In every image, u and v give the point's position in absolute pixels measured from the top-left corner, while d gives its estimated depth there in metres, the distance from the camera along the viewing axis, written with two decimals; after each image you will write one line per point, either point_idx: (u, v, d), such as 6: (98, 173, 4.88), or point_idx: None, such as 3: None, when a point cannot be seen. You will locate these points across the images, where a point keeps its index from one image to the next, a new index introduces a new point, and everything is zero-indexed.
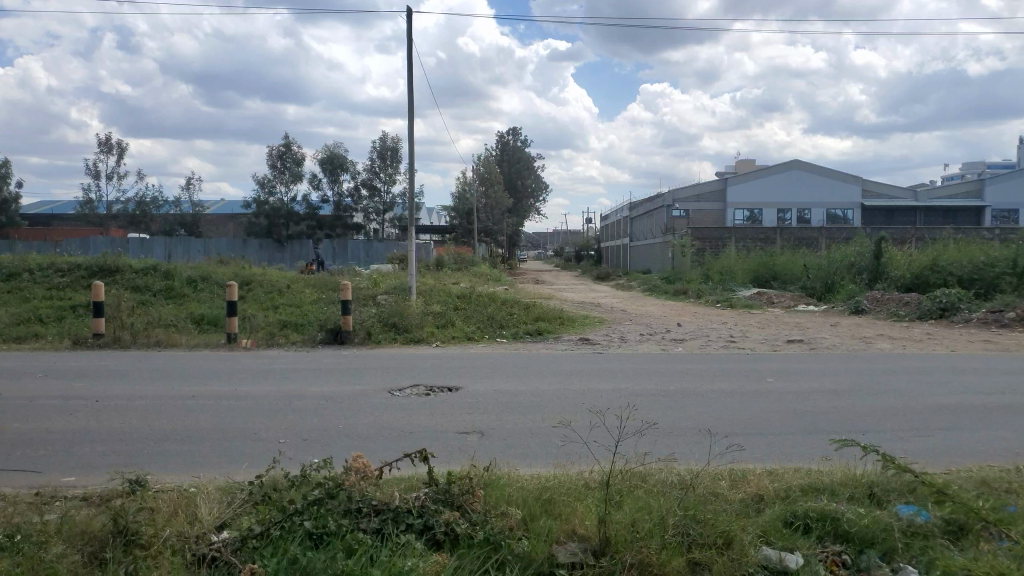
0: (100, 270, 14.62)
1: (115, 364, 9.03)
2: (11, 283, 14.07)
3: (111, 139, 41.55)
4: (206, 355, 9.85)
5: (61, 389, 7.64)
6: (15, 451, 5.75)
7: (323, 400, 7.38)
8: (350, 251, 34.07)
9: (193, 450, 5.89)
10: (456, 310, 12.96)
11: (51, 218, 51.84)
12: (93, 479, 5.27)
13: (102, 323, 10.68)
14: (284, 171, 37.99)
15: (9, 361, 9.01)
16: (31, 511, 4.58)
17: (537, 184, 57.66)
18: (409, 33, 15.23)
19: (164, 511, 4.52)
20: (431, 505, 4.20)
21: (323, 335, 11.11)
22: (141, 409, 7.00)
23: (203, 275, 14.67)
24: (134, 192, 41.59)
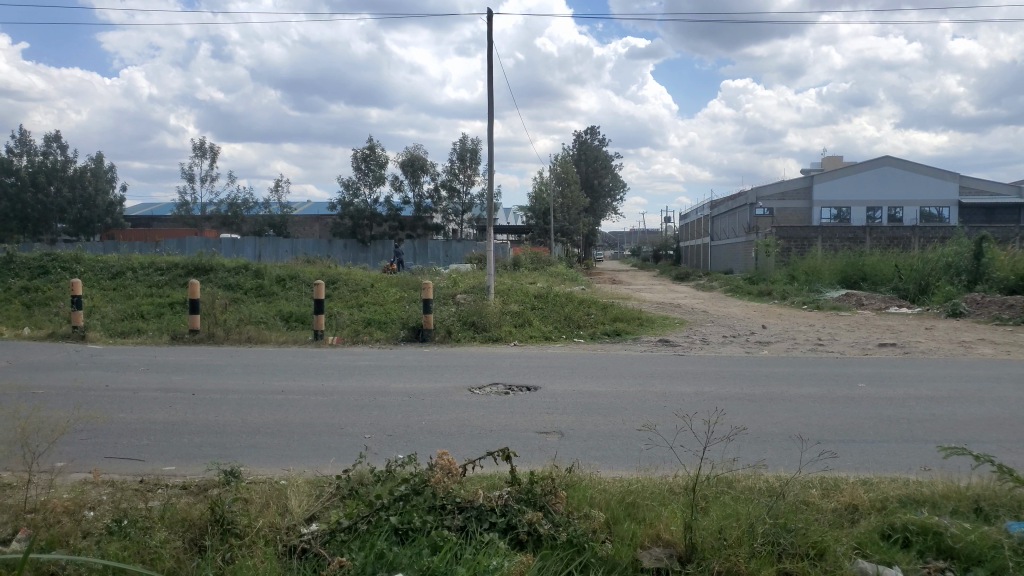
0: (195, 269, 15.31)
1: (210, 359, 9.44)
2: (116, 281, 14.89)
3: (205, 143, 43.59)
4: (294, 351, 10.18)
5: (162, 382, 8.04)
6: (121, 440, 6.08)
7: (406, 397, 7.52)
8: (429, 252, 34.81)
9: (283, 443, 6.10)
10: (534, 310, 12.97)
11: (151, 220, 54.65)
12: (192, 468, 5.53)
13: (198, 320, 11.15)
14: (367, 174, 38.91)
15: (116, 355, 9.56)
16: (136, 498, 4.84)
17: (615, 183, 57.21)
18: (490, 35, 15.32)
19: (257, 502, 4.72)
20: (514, 505, 4.23)
21: (405, 333, 11.31)
22: (234, 403, 7.31)
23: (291, 275, 15.18)
24: (226, 194, 43.48)
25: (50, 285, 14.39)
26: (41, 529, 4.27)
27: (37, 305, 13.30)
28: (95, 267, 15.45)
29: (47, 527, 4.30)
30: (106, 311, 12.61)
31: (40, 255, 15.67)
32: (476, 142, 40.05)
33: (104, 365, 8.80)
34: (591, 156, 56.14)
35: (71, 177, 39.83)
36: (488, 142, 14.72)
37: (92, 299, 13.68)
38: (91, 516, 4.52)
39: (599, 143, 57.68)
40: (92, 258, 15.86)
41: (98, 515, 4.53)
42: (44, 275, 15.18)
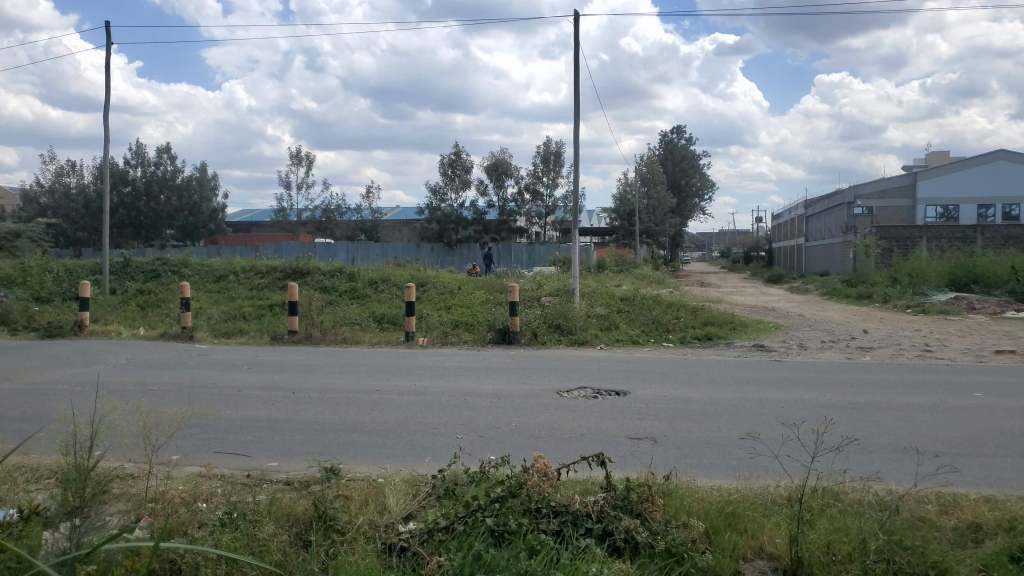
0: (293, 272, 15.91)
1: (308, 359, 9.80)
2: (220, 284, 15.64)
3: (300, 151, 45.34)
4: (386, 352, 10.44)
5: (264, 380, 8.40)
6: (228, 435, 6.38)
7: (497, 398, 7.57)
8: (514, 254, 35.11)
9: (381, 442, 6.25)
10: (621, 313, 12.83)
11: (250, 226, 57.15)
12: (294, 465, 5.73)
13: (296, 321, 11.57)
14: (454, 179, 39.48)
15: (222, 354, 10.05)
16: (244, 492, 5.06)
17: (703, 183, 56.07)
18: (576, 37, 15.29)
19: (357, 500, 4.86)
20: (611, 511, 4.19)
21: (493, 335, 11.39)
22: (332, 401, 7.54)
23: (382, 278, 15.57)
24: (320, 201, 45.09)
25: (161, 288, 15.26)
26: (160, 518, 4.52)
27: (149, 306, 14.13)
28: (202, 270, 16.28)
29: (166, 516, 4.55)
30: (211, 312, 13.27)
31: (153, 260, 16.66)
32: (561, 145, 39.98)
33: (211, 363, 9.26)
34: (678, 155, 55.18)
35: (179, 186, 42.08)
36: (573, 144, 14.66)
37: (199, 301, 14.42)
38: (205, 508, 4.75)
39: (686, 143, 56.70)
40: (198, 262, 16.71)
41: (210, 507, 4.76)
42: (156, 278, 16.12)
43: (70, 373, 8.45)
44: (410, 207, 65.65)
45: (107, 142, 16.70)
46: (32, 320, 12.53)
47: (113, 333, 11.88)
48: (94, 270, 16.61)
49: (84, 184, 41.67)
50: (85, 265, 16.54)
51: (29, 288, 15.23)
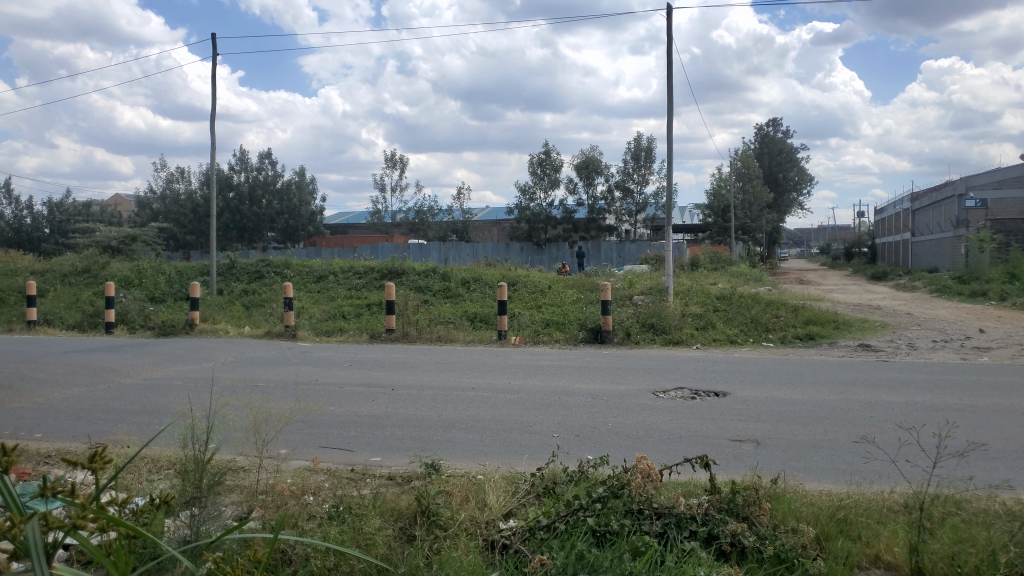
0: (389, 273, 16.32)
1: (406, 357, 10.03)
2: (320, 284, 16.21)
3: (393, 155, 46.52)
4: (481, 350, 10.58)
5: (365, 377, 8.65)
6: (333, 430, 6.62)
7: (592, 398, 7.55)
8: (603, 253, 34.93)
9: (478, 439, 6.34)
10: (717, 312, 12.55)
11: (346, 228, 59.02)
12: (396, 460, 5.88)
13: (393, 320, 11.86)
14: (543, 178, 39.58)
15: (324, 352, 10.40)
16: (350, 486, 5.23)
17: (801, 177, 54.13)
18: (670, 29, 15.05)
19: (458, 496, 4.95)
20: (716, 514, 4.11)
21: (585, 334, 11.35)
22: (429, 398, 7.70)
23: (474, 277, 15.79)
24: (412, 203, 46.10)
25: (264, 288, 15.94)
26: (272, 510, 4.71)
27: (254, 306, 14.79)
28: (303, 271, 16.91)
29: (277, 508, 4.74)
30: (313, 311, 13.76)
31: (257, 261, 17.44)
32: (651, 141, 39.43)
33: (314, 361, 9.62)
34: (775, 149, 53.48)
35: (279, 190, 43.85)
36: (667, 139, 14.42)
37: (300, 301, 15.00)
38: (313, 501, 4.94)
39: (783, 135, 54.88)
40: (299, 263, 17.37)
41: (317, 501, 4.94)
42: (260, 279, 16.85)
43: (184, 369, 8.93)
44: (500, 209, 66.33)
45: (215, 149, 17.59)
46: (148, 319, 13.32)
47: (223, 332, 12.49)
48: (203, 271, 17.50)
49: (193, 190, 44.01)
50: (195, 266, 17.45)
51: (145, 289, 16.21)
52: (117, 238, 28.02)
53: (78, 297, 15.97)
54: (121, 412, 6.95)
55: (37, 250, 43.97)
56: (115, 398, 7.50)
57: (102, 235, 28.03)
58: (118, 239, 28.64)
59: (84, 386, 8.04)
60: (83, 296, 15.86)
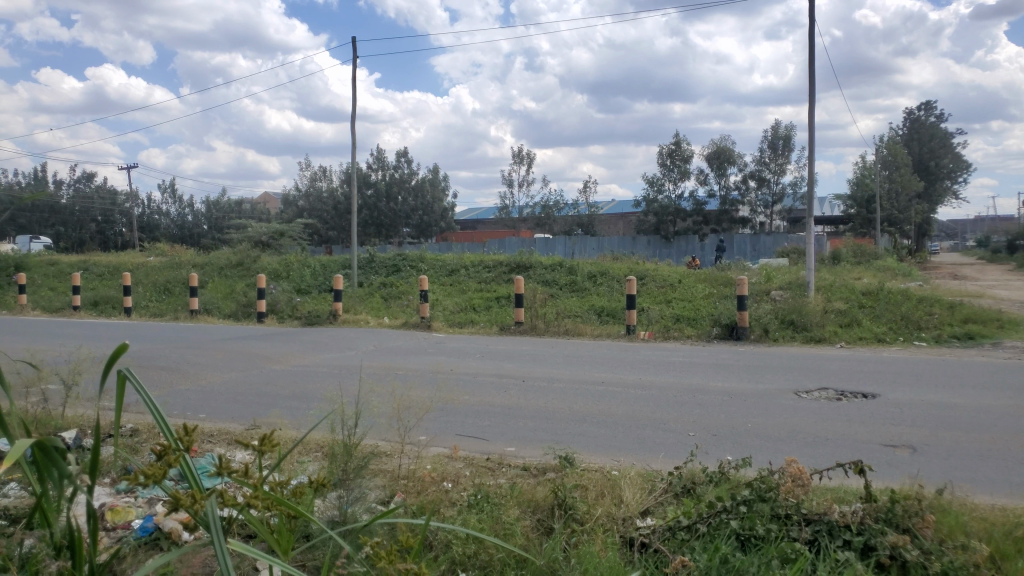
0: (517, 266, 16.52)
1: (536, 350, 10.10)
2: (451, 277, 16.62)
3: (521, 150, 47.04)
4: (611, 345, 10.50)
5: (497, 369, 8.78)
6: (467, 419, 6.77)
7: (727, 396, 7.32)
8: (737, 245, 33.91)
9: (611, 434, 6.29)
10: (864, 308, 11.82)
11: (475, 223, 60.28)
12: (530, 451, 5.93)
13: (521, 313, 12.01)
14: (673, 169, 38.76)
15: (457, 343, 10.67)
16: (486, 475, 5.33)
17: (957, 163, 50.13)
18: (812, 11, 14.34)
19: (593, 490, 4.93)
20: (874, 524, 3.88)
21: (719, 330, 11.03)
22: (560, 391, 7.72)
23: (602, 271, 15.69)
24: (540, 197, 46.43)
25: (400, 281, 16.54)
26: (413, 495, 4.87)
27: (391, 298, 15.38)
28: (436, 265, 17.40)
29: (418, 493, 4.91)
30: (445, 304, 14.13)
31: (393, 255, 18.14)
32: (790, 129, 37.78)
33: (448, 351, 9.88)
34: (926, 134, 49.80)
35: (414, 187, 45.44)
36: (809, 127, 13.73)
37: (433, 293, 15.45)
38: (452, 488, 5.08)
39: (936, 119, 51.00)
40: (431, 257, 17.88)
41: (456, 488, 5.08)
42: (395, 272, 17.51)
43: (328, 358, 9.40)
44: (628, 202, 65.73)
45: (355, 148, 18.42)
46: (294, 310, 14.17)
47: (362, 322, 13.08)
48: (344, 265, 18.37)
49: (333, 187, 46.36)
50: (336, 260, 18.34)
51: (292, 281, 17.22)
52: (267, 234, 30.04)
53: (233, 288, 17.22)
54: (272, 396, 7.44)
55: (198, 245, 47.83)
56: (267, 382, 8.03)
57: (255, 230, 30.06)
58: (268, 234, 30.65)
59: (241, 371, 8.65)
60: (238, 287, 17.08)
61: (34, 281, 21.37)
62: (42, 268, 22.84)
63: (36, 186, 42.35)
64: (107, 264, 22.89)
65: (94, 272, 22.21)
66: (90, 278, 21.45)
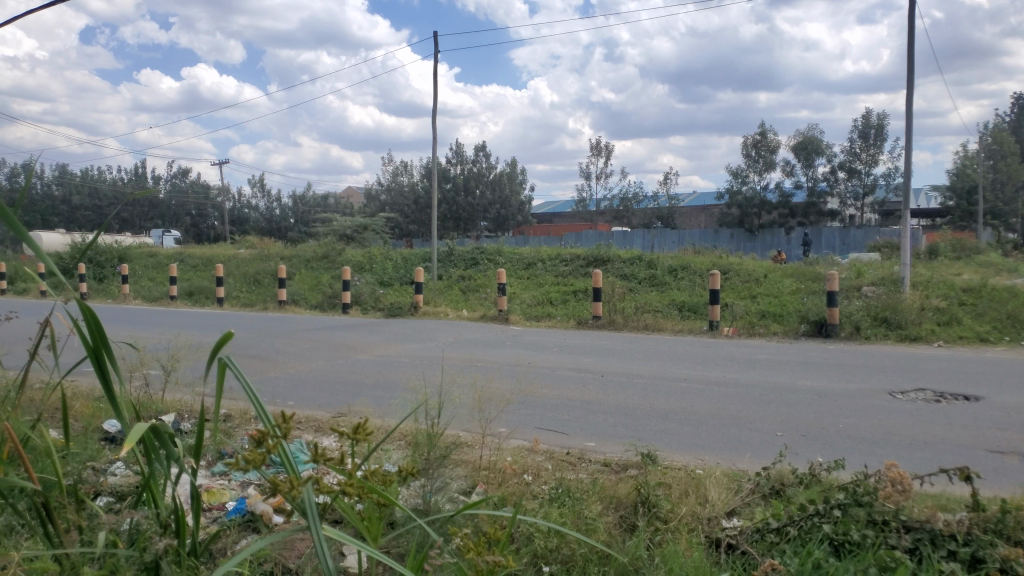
0: (595, 260, 16.38)
1: (616, 344, 10.01)
2: (529, 271, 16.62)
3: (600, 142, 46.68)
4: (693, 341, 10.31)
5: (576, 363, 8.74)
6: (547, 413, 6.75)
7: (817, 396, 7.05)
8: (825, 239, 32.75)
9: (694, 432, 6.16)
10: (964, 306, 11.21)
11: (553, 216, 60.11)
12: (611, 447, 5.86)
13: (600, 307, 11.91)
14: (758, 160, 37.69)
15: (537, 336, 10.67)
16: (567, 469, 5.31)
17: None
18: None
19: (677, 488, 4.84)
20: (981, 534, 3.67)
21: (807, 327, 10.66)
22: (641, 387, 7.63)
23: (683, 265, 15.39)
24: (619, 190, 45.97)
25: (479, 274, 16.68)
26: (495, 487, 4.90)
27: (470, 290, 15.52)
28: (514, 259, 17.44)
29: (499, 485, 4.93)
30: (523, 297, 14.16)
31: (472, 249, 18.29)
32: (883, 117, 36.13)
33: (527, 344, 9.89)
34: None
35: (492, 181, 45.72)
36: (906, 116, 13.08)
37: (511, 286, 15.51)
38: (532, 480, 5.08)
39: None
40: (510, 250, 17.96)
41: (537, 481, 5.08)
42: (474, 265, 17.67)
43: (409, 349, 9.56)
44: (710, 195, 64.42)
45: (436, 143, 18.66)
46: (377, 301, 14.49)
47: (442, 314, 13.24)
48: (424, 258, 18.65)
49: (414, 182, 47.17)
50: (416, 253, 18.63)
51: (375, 273, 17.60)
52: (351, 228, 30.84)
53: (318, 280, 17.73)
54: (357, 385, 7.62)
55: (285, 238, 49.50)
56: (352, 371, 8.24)
57: (340, 224, 30.93)
58: (353, 228, 31.47)
59: (326, 360, 8.89)
60: (323, 279, 17.57)
61: (136, 272, 22.56)
62: (143, 259, 24.08)
63: (138, 181, 44.70)
64: (201, 256, 23.95)
65: (190, 263, 23.27)
66: (186, 269, 22.49)
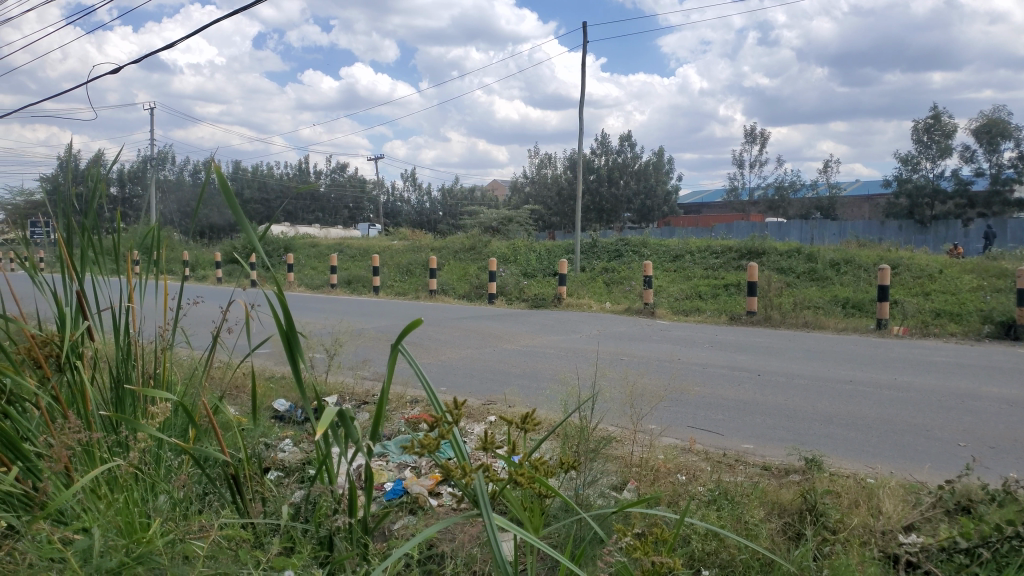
0: (748, 252, 15.73)
1: (772, 342, 9.55)
2: (676, 263, 16.23)
3: (753, 130, 44.88)
4: (859, 340, 9.67)
5: (730, 360, 8.42)
6: (699, 411, 6.55)
7: (1005, 404, 6.39)
8: (1011, 232, 29.74)
9: (862, 438, 5.77)
10: None
11: (702, 208, 58.33)
12: (771, 450, 5.59)
13: (754, 302, 11.45)
14: (931, 146, 34.82)
15: (687, 331, 10.38)
16: (725, 471, 5.10)
17: None
18: None
19: (847, 498, 4.54)
20: None
21: (991, 328, 9.71)
22: (802, 388, 7.23)
23: (845, 259, 14.47)
24: (773, 181, 43.98)
25: (625, 266, 16.49)
26: (647, 485, 4.80)
27: (615, 283, 15.38)
28: (660, 250, 17.12)
29: (651, 483, 4.82)
30: (670, 291, 13.85)
31: (616, 240, 18.12)
32: None
33: (677, 339, 9.65)
34: None
35: (638, 171, 45.10)
36: None
37: (658, 279, 15.21)
38: (686, 481, 4.92)
39: None
40: (658, 242, 17.63)
41: (692, 481, 4.92)
42: (620, 257, 17.49)
43: (555, 340, 9.59)
44: (875, 184, 60.32)
45: (583, 134, 18.65)
46: (522, 292, 14.66)
47: (587, 306, 13.19)
48: (568, 249, 18.68)
49: (558, 173, 47.35)
50: (561, 245, 18.69)
51: (520, 265, 17.83)
52: (498, 219, 31.54)
53: (466, 271, 18.20)
54: (506, 373, 7.73)
55: (434, 230, 51.30)
56: (502, 360, 8.36)
57: (487, 216, 31.74)
58: (499, 220, 32.13)
59: (475, 348, 9.11)
60: (471, 270, 18.01)
61: (300, 261, 24.13)
62: (306, 249, 25.75)
63: (302, 176, 47.85)
64: (359, 247, 25.26)
65: (348, 253, 24.62)
66: (345, 259, 23.80)
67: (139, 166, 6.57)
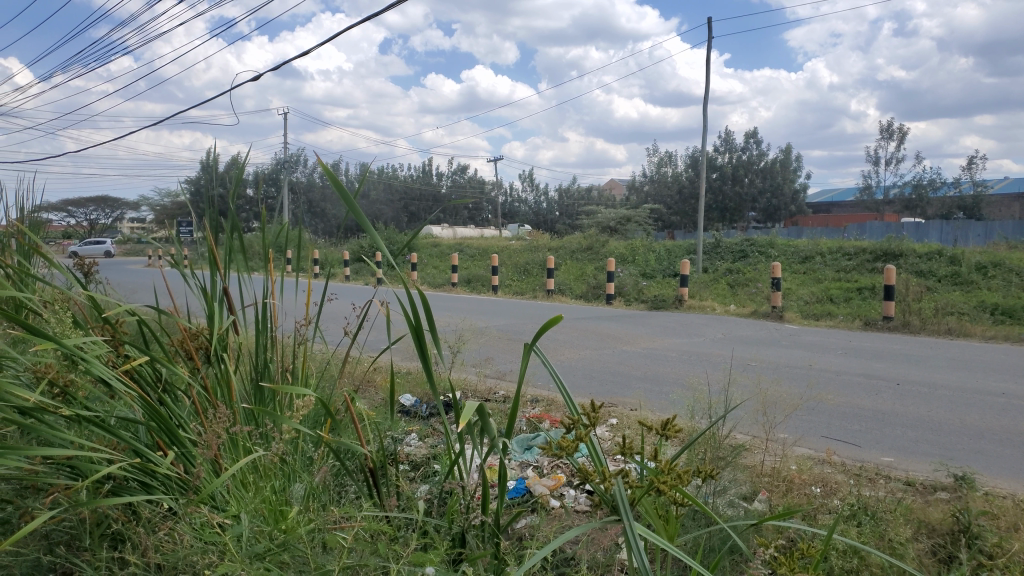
0: (885, 254, 14.84)
1: (912, 350, 8.97)
2: (805, 265, 15.54)
3: (889, 125, 42.38)
4: (1011, 349, 8.93)
5: (865, 367, 7.97)
6: (834, 421, 6.23)
7: None
8: None
9: (1019, 455, 5.31)
10: None
11: (831, 206, 55.69)
12: (916, 465, 5.24)
13: (891, 307, 10.81)
14: None
15: (818, 336, 9.92)
16: (863, 485, 4.82)
17: None
18: None
19: (1005, 520, 4.18)
20: None
21: None
22: (947, 399, 6.75)
23: (994, 262, 13.39)
24: (912, 178, 41.35)
25: (749, 268, 15.95)
26: (779, 496, 4.60)
27: (739, 284, 14.91)
28: (788, 251, 16.43)
29: (783, 494, 4.62)
30: (799, 294, 13.28)
31: (741, 241, 17.56)
32: None
33: (806, 345, 9.24)
34: None
35: (763, 169, 43.55)
36: None
37: (785, 282, 14.62)
38: (820, 493, 4.69)
39: None
40: (785, 242, 16.95)
41: (827, 494, 4.68)
42: (744, 258, 16.94)
43: (677, 343, 9.41)
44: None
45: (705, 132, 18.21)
46: (641, 294, 14.47)
47: (710, 308, 12.86)
48: (689, 249, 18.28)
49: (678, 172, 46.47)
50: (681, 245, 18.31)
51: (639, 265, 17.61)
52: (617, 218, 31.29)
53: (585, 270, 18.15)
54: (627, 375, 7.66)
55: (551, 229, 51.54)
56: (622, 362, 8.29)
57: (607, 216, 31.59)
58: (617, 219, 31.96)
59: (595, 349, 9.07)
60: (589, 270, 17.94)
61: (423, 261, 24.84)
62: (429, 249, 26.46)
63: (426, 176, 49.29)
64: (480, 246, 25.71)
65: (469, 252, 25.13)
66: (466, 258, 24.31)
67: (275, 169, 6.93)
